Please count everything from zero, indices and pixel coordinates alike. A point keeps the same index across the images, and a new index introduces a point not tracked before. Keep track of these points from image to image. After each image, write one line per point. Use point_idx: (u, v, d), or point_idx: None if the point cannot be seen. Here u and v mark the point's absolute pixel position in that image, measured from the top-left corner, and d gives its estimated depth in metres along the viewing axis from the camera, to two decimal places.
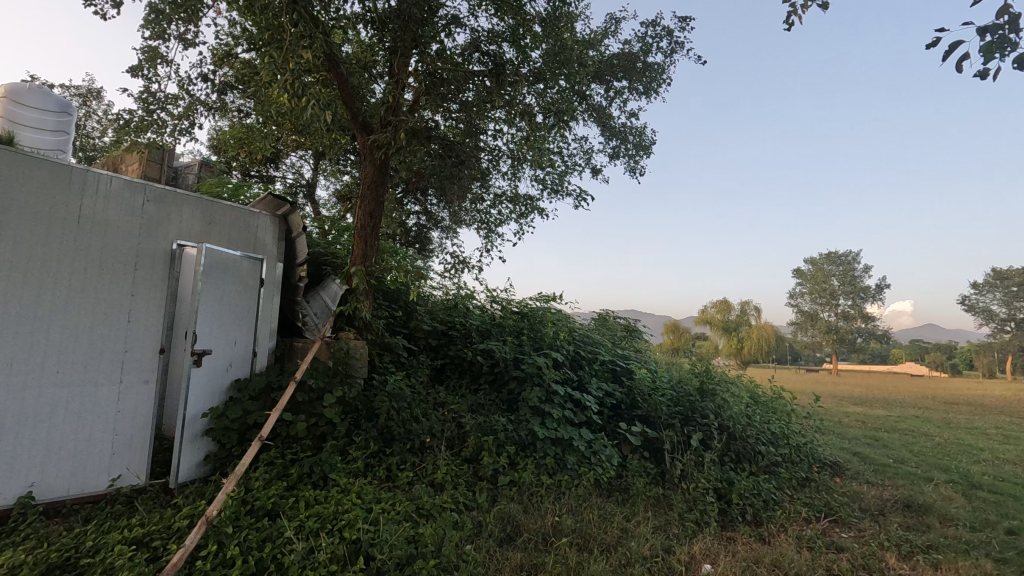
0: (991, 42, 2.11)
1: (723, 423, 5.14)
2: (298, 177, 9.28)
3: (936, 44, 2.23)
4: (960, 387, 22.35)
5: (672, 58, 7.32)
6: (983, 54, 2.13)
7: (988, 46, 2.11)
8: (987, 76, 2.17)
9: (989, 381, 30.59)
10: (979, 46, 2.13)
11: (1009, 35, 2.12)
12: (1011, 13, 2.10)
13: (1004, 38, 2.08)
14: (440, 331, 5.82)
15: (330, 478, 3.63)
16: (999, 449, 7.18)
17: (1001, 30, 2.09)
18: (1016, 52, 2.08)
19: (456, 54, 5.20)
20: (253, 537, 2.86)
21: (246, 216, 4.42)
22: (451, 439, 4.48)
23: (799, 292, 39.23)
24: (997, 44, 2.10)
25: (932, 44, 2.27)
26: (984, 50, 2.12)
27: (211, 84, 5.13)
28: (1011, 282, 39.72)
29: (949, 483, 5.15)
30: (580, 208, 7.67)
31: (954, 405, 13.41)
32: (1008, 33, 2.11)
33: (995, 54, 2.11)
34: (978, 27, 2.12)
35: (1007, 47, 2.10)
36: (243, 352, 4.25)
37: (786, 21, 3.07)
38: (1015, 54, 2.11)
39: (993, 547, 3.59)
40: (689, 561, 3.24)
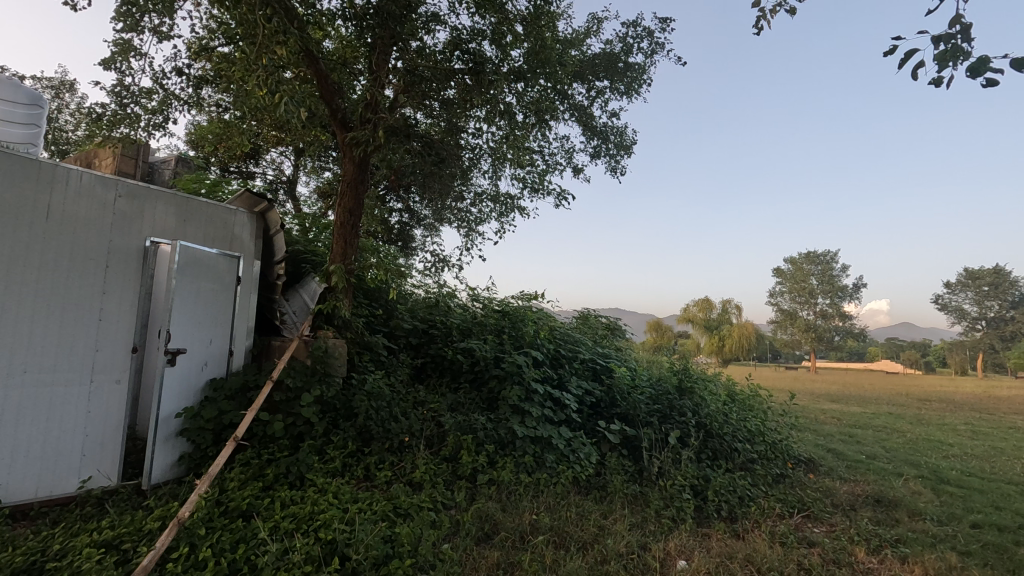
0: (946, 51, 2.17)
1: (700, 421, 5.24)
2: (278, 173, 9.17)
3: (893, 51, 2.30)
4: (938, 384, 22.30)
5: (652, 58, 7.37)
6: (937, 62, 2.20)
7: (943, 54, 2.18)
8: (942, 84, 2.23)
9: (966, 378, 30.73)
10: (934, 53, 2.20)
11: (963, 43, 2.19)
12: (963, 22, 2.18)
13: (958, 46, 2.15)
14: (421, 330, 5.81)
15: (307, 478, 3.60)
16: (968, 445, 7.37)
17: (955, 39, 2.16)
18: (970, 59, 2.15)
19: (437, 52, 5.17)
20: (226, 538, 2.82)
21: (223, 213, 4.36)
22: (430, 438, 4.46)
23: (779, 290, 39.82)
24: (951, 53, 2.17)
25: (889, 51, 2.33)
26: (939, 58, 2.18)
27: (187, 79, 5.05)
28: (982, 282, 40.81)
29: (919, 478, 5.28)
30: (562, 207, 7.70)
31: (927, 402, 13.74)
32: (962, 42, 2.18)
33: (949, 62, 2.18)
34: (934, 35, 2.19)
35: (961, 56, 2.17)
36: (219, 351, 4.19)
37: (754, 25, 3.16)
38: (968, 61, 2.18)
39: (958, 541, 3.69)
40: (664, 557, 3.28)
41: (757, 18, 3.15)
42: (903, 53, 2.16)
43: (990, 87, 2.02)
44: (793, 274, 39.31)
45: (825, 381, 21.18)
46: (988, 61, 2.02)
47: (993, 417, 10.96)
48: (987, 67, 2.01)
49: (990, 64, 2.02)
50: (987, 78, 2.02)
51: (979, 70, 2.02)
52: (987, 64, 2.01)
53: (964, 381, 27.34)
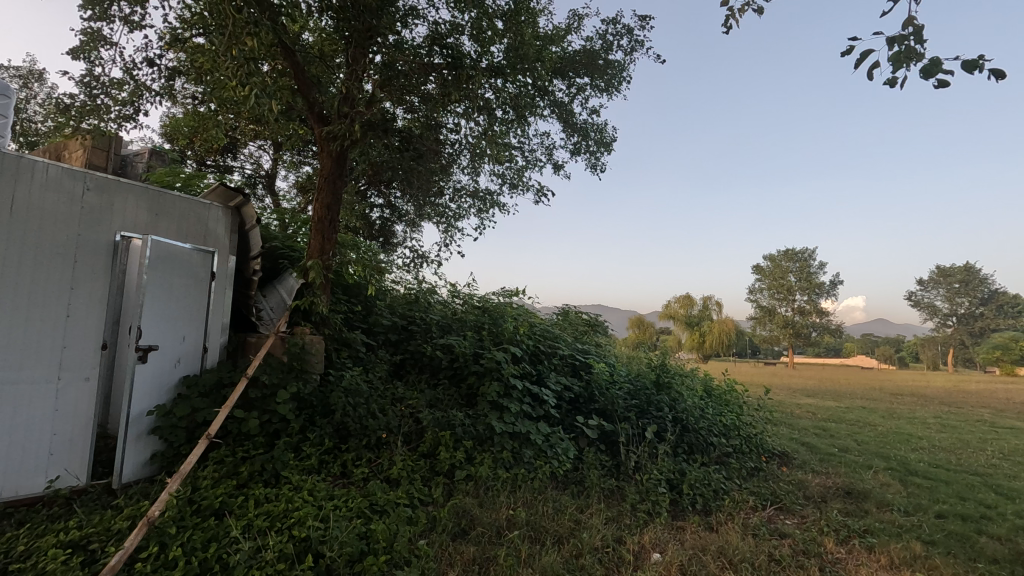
0: (899, 52, 2.24)
1: (676, 416, 5.31)
2: (257, 168, 9.03)
3: (850, 52, 2.35)
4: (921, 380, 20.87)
5: (631, 56, 7.41)
6: (892, 63, 2.26)
7: (898, 55, 2.23)
8: (896, 84, 2.30)
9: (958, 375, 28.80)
10: (889, 54, 2.25)
11: (916, 45, 2.24)
12: (916, 24, 2.23)
13: (912, 48, 2.21)
14: (401, 326, 5.77)
15: (282, 476, 3.57)
16: (934, 437, 7.58)
17: (907, 41, 2.22)
18: (923, 61, 2.22)
19: (416, 46, 5.10)
20: (197, 537, 2.78)
21: (197, 208, 4.28)
22: (408, 434, 4.45)
23: (758, 287, 40.39)
24: (905, 54, 2.23)
25: (847, 51, 2.39)
26: (894, 58, 2.25)
27: (159, 70, 4.94)
28: (953, 279, 41.96)
29: (887, 470, 5.42)
30: (541, 203, 7.72)
31: (900, 397, 14.07)
32: (915, 44, 2.24)
33: (904, 63, 2.24)
34: (888, 35, 2.24)
35: (915, 58, 2.22)
36: (192, 348, 4.12)
37: (723, 23, 3.22)
38: (921, 63, 2.24)
39: (923, 531, 3.79)
40: (639, 550, 3.32)
41: (726, 17, 3.16)
42: (859, 53, 2.22)
43: (941, 88, 2.07)
44: (771, 271, 39.93)
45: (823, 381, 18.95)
46: (940, 62, 2.06)
47: (959, 411, 11.31)
48: (939, 68, 2.05)
49: (941, 65, 2.06)
50: (939, 80, 2.07)
51: (931, 72, 2.06)
52: (939, 66, 2.05)
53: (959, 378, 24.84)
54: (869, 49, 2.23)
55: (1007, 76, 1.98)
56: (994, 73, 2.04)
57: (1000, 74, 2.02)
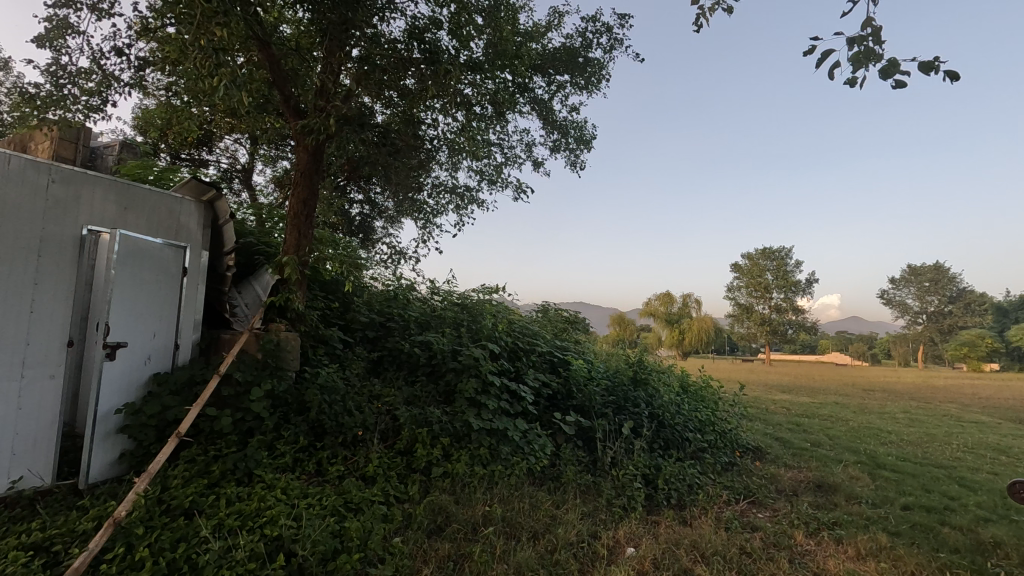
0: (859, 53, 2.33)
1: (653, 412, 5.37)
2: (233, 162, 8.87)
3: (813, 51, 2.46)
4: (891, 376, 21.42)
5: (611, 54, 7.45)
6: (853, 63, 2.36)
7: (859, 55, 2.33)
8: (856, 83, 2.41)
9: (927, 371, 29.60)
10: (850, 54, 2.35)
11: (875, 45, 2.35)
12: (874, 26, 2.34)
13: (871, 49, 2.31)
14: (378, 323, 5.72)
15: (255, 474, 3.51)
16: (902, 431, 7.78)
17: (867, 42, 2.31)
18: (882, 62, 2.31)
19: (394, 41, 5.02)
20: (165, 537, 2.73)
21: (169, 201, 4.19)
22: (385, 432, 4.40)
23: (736, 285, 40.95)
24: (864, 55, 2.33)
25: (809, 50, 2.49)
26: (854, 59, 2.34)
27: (129, 60, 4.81)
28: (923, 278, 43.12)
29: (858, 464, 5.55)
30: (520, 200, 7.74)
31: (871, 392, 14.40)
32: (873, 45, 2.33)
33: (863, 63, 2.34)
34: (849, 37, 2.35)
35: (874, 58, 2.32)
36: (163, 345, 4.03)
37: (693, 22, 3.28)
38: (880, 63, 2.34)
39: (889, 522, 3.89)
40: (613, 545, 3.36)
41: (696, 16, 3.25)
42: (822, 54, 2.31)
43: (898, 88, 2.24)
44: (749, 270, 40.49)
45: (798, 377, 19.25)
46: (897, 63, 2.24)
47: (927, 406, 11.63)
48: (896, 69, 2.22)
49: (899, 66, 2.23)
50: (897, 81, 2.24)
51: (890, 72, 2.23)
52: (897, 67, 2.22)
53: (929, 374, 25.48)
54: (831, 49, 2.33)
55: (960, 79, 2.13)
56: (947, 74, 2.16)
57: (953, 76, 2.15)
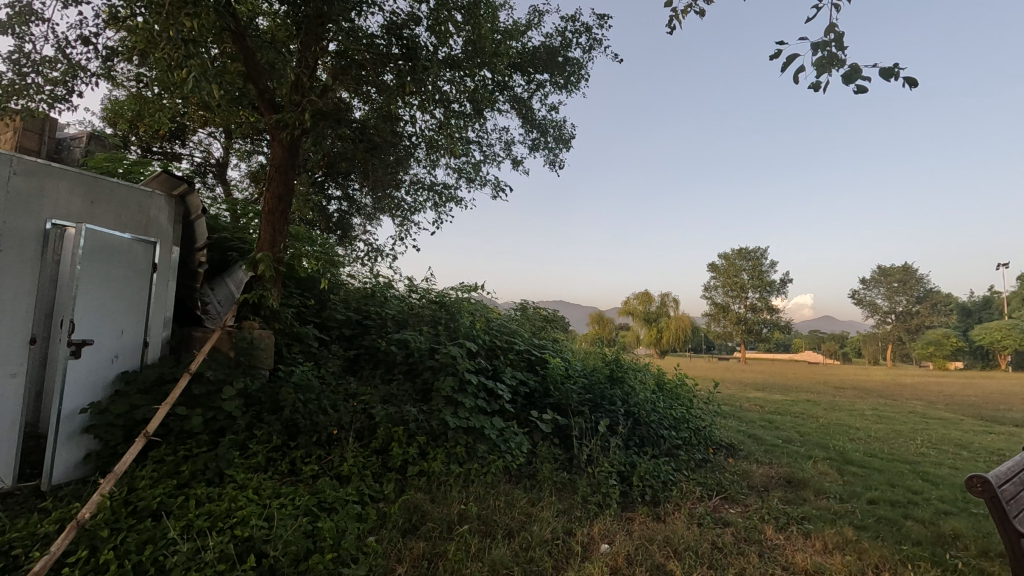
0: (822, 58, 2.38)
1: (629, 410, 5.43)
2: (207, 156, 8.69)
3: (779, 55, 2.51)
4: (860, 375, 21.96)
5: (590, 54, 7.49)
6: (817, 67, 2.42)
7: (822, 60, 2.39)
8: (820, 87, 2.47)
9: (895, 370, 30.41)
10: (814, 59, 2.40)
11: (838, 51, 2.40)
12: (837, 32, 2.40)
13: (834, 54, 2.36)
14: (355, 321, 5.67)
15: (226, 474, 3.44)
16: (870, 428, 7.98)
17: (830, 47, 2.37)
18: (844, 67, 2.37)
19: (372, 36, 4.98)
20: (131, 539, 2.67)
21: (138, 196, 4.08)
22: (360, 430, 4.35)
23: (713, 285, 41.55)
24: (828, 60, 2.38)
25: (775, 54, 2.54)
26: (818, 63, 2.39)
27: (96, 49, 4.67)
28: (892, 279, 44.34)
29: (827, 460, 5.69)
30: (499, 198, 7.74)
31: (842, 390, 14.75)
32: (836, 50, 2.38)
33: (826, 68, 2.39)
34: (813, 41, 2.40)
35: (837, 63, 2.37)
36: (131, 342, 3.93)
37: (667, 25, 3.36)
38: (842, 69, 2.40)
39: (856, 516, 3.99)
40: (588, 542, 3.38)
41: (670, 18, 3.36)
42: (787, 58, 2.36)
43: (860, 93, 2.30)
44: (726, 270, 41.09)
45: (772, 376, 19.60)
46: (859, 69, 2.29)
47: (895, 403, 11.95)
48: (858, 75, 2.28)
49: (861, 72, 2.29)
50: (858, 86, 2.30)
51: (852, 78, 2.28)
52: (858, 73, 2.28)
53: (897, 373, 26.20)
54: (796, 54, 2.38)
55: (918, 85, 2.18)
56: (906, 80, 2.22)
57: (912, 82, 2.20)
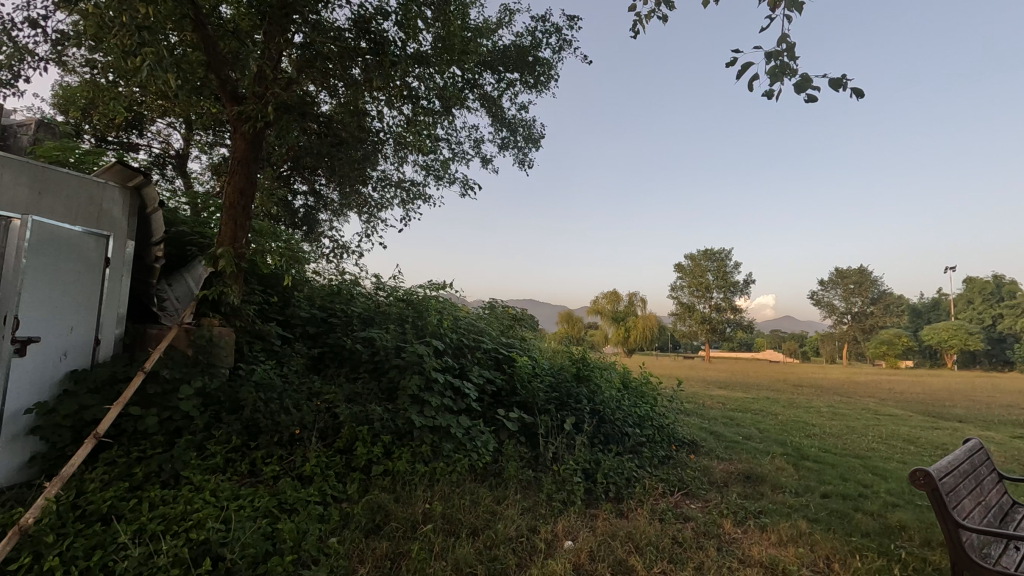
0: (776, 66, 2.46)
1: (594, 408, 5.50)
2: (166, 147, 8.40)
3: (734, 63, 2.57)
4: (817, 373, 22.73)
5: (559, 55, 7.53)
6: (770, 75, 2.49)
7: (775, 68, 2.47)
8: (773, 95, 2.55)
9: (851, 369, 31.58)
10: (767, 68, 2.48)
11: (789, 60, 2.49)
12: (789, 42, 2.48)
13: (785, 63, 2.44)
14: (319, 319, 5.57)
15: (182, 476, 3.34)
16: (825, 424, 8.28)
17: (782, 56, 2.45)
18: (796, 76, 2.45)
19: (338, 29, 4.90)
20: (79, 545, 2.57)
21: (89, 186, 3.86)
22: (324, 430, 4.27)
23: (679, 285, 42.34)
24: (780, 69, 2.46)
25: (731, 62, 2.61)
26: (771, 72, 2.47)
27: (45, 33, 4.46)
28: (848, 281, 46.05)
29: (784, 455, 5.88)
30: (467, 196, 7.72)
31: (800, 388, 15.25)
32: (787, 60, 2.46)
33: (779, 76, 2.47)
34: (766, 50, 2.47)
35: (788, 72, 2.46)
36: (81, 340, 3.77)
37: (630, 29, 3.45)
38: (794, 78, 2.48)
39: (810, 510, 4.14)
40: (552, 538, 3.41)
41: (633, 23, 3.45)
42: (741, 66, 2.43)
43: (810, 102, 2.38)
44: (691, 270, 41.92)
45: (734, 374, 20.12)
46: (810, 79, 2.37)
47: (849, 400, 12.42)
48: (809, 84, 2.36)
49: (811, 81, 2.37)
50: (809, 95, 2.39)
51: (803, 87, 2.37)
52: (809, 82, 2.36)
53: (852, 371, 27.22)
54: (750, 62, 2.45)
55: (864, 95, 2.27)
56: (853, 91, 2.32)
57: (858, 92, 2.29)
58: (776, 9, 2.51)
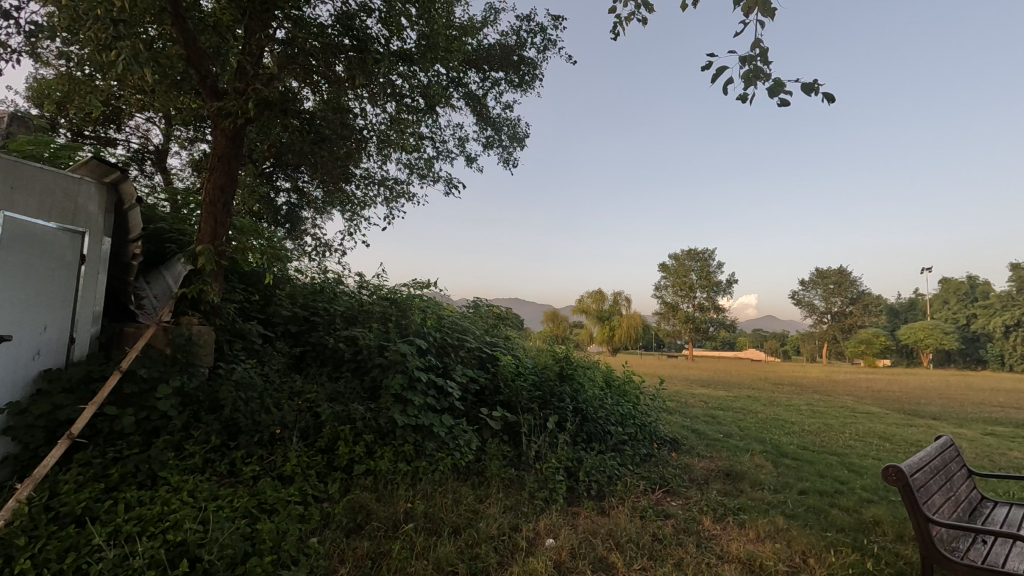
0: (750, 71, 2.50)
1: (577, 406, 5.53)
2: (145, 142, 8.25)
3: (709, 67, 2.61)
4: (797, 372, 23.09)
5: (545, 55, 7.56)
6: (745, 79, 2.53)
7: (749, 73, 2.51)
8: (747, 99, 2.60)
9: (830, 368, 32.11)
10: (742, 72, 2.51)
11: (763, 65, 2.53)
12: (762, 48, 2.53)
13: (759, 68, 2.48)
14: (302, 318, 5.53)
15: (159, 476, 3.29)
16: (804, 422, 8.41)
17: (755, 61, 2.49)
18: (769, 80, 2.50)
19: (321, 24, 4.86)
20: (51, 547, 2.52)
21: (64, 181, 3.79)
22: (305, 429, 4.24)
23: (663, 285, 42.68)
24: (754, 73, 2.50)
25: (706, 66, 2.65)
26: (745, 76, 2.51)
27: (17, 24, 4.35)
28: (828, 281, 46.83)
29: (763, 452, 5.97)
30: (452, 194, 7.71)
31: (780, 387, 15.48)
32: (761, 64, 2.50)
33: (753, 80, 2.51)
34: (740, 54, 2.51)
35: (762, 77, 2.50)
36: (56, 338, 3.70)
37: (611, 30, 3.51)
38: (767, 82, 2.53)
39: (787, 506, 4.21)
40: (533, 536, 3.43)
41: (614, 24, 3.51)
42: (716, 70, 2.47)
43: (782, 106, 2.43)
44: (675, 270, 42.26)
45: (716, 373, 20.36)
46: (783, 83, 2.42)
47: (828, 398, 12.66)
48: (782, 89, 2.41)
49: (784, 86, 2.42)
50: (781, 99, 2.43)
51: (776, 91, 2.41)
52: (782, 87, 2.40)
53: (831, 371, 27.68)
54: (724, 66, 2.48)
55: (835, 100, 2.32)
56: (824, 96, 2.36)
57: (829, 97, 2.34)
58: (750, 14, 2.55)
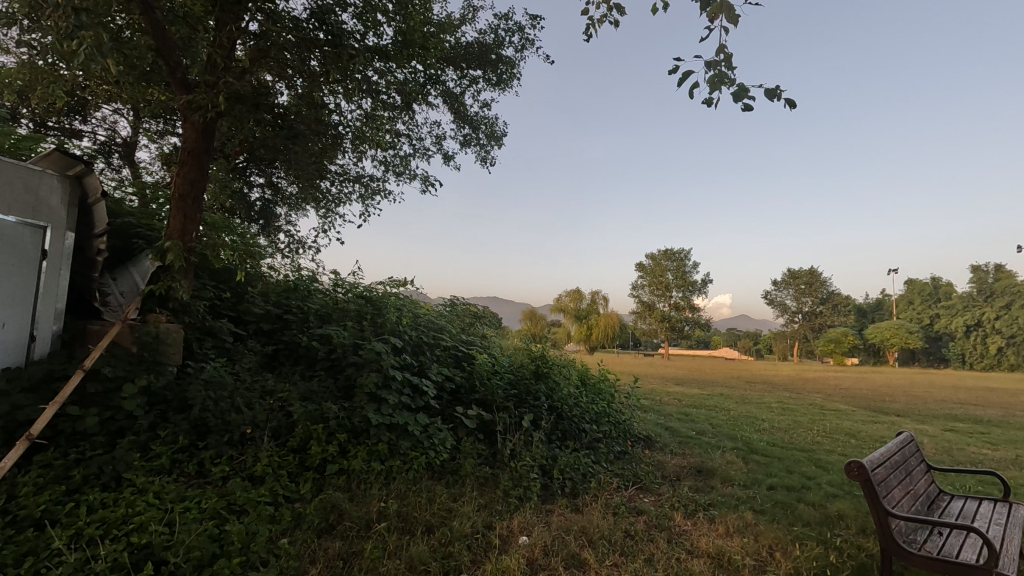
0: (715, 75, 2.54)
1: (552, 404, 5.57)
2: (112, 134, 8.02)
3: (675, 71, 2.65)
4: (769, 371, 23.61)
5: (522, 54, 7.56)
6: (710, 84, 2.57)
7: (714, 78, 2.55)
8: (713, 104, 2.64)
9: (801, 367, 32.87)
10: (707, 77, 2.55)
11: (727, 70, 2.57)
12: (726, 53, 2.57)
13: (723, 73, 2.52)
14: (274, 316, 5.44)
15: (124, 478, 3.21)
16: (774, 419, 8.60)
17: (720, 66, 2.53)
18: (734, 86, 2.54)
19: (295, 18, 4.78)
20: (8, 551, 2.44)
21: (26, 174, 3.66)
22: (276, 429, 4.17)
23: (640, 284, 43.13)
24: (719, 78, 2.55)
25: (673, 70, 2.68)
26: (710, 81, 2.54)
27: None
28: (799, 281, 47.93)
29: (734, 449, 6.08)
30: (429, 192, 7.67)
31: (752, 385, 15.82)
32: (726, 69, 2.54)
33: (718, 86, 2.55)
34: (706, 60, 2.55)
35: (726, 82, 2.54)
36: (14, 336, 3.59)
37: (583, 32, 3.57)
38: (732, 87, 2.57)
39: (756, 501, 4.30)
40: (507, 534, 3.45)
41: (587, 26, 3.57)
42: (682, 75, 2.50)
43: (746, 111, 2.47)
44: (652, 270, 42.74)
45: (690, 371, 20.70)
46: (746, 89, 2.47)
47: (798, 396, 12.98)
48: (745, 94, 2.45)
49: (747, 91, 2.46)
50: (745, 104, 2.47)
51: (740, 96, 2.45)
52: (745, 92, 2.45)
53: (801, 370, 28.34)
54: (690, 71, 2.52)
55: (796, 106, 2.37)
56: (786, 102, 2.42)
57: (791, 103, 2.39)
58: (715, 20, 2.58)
